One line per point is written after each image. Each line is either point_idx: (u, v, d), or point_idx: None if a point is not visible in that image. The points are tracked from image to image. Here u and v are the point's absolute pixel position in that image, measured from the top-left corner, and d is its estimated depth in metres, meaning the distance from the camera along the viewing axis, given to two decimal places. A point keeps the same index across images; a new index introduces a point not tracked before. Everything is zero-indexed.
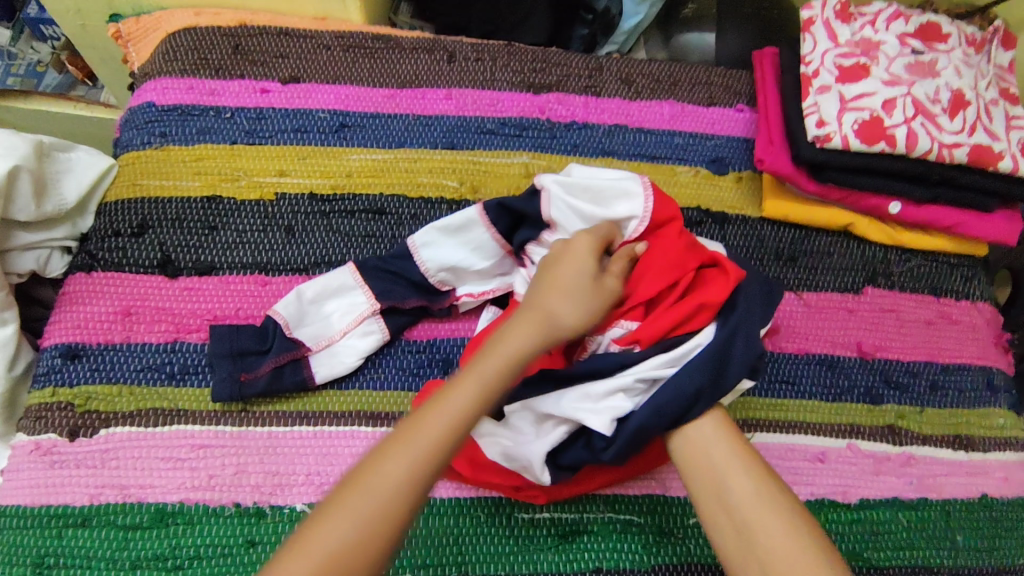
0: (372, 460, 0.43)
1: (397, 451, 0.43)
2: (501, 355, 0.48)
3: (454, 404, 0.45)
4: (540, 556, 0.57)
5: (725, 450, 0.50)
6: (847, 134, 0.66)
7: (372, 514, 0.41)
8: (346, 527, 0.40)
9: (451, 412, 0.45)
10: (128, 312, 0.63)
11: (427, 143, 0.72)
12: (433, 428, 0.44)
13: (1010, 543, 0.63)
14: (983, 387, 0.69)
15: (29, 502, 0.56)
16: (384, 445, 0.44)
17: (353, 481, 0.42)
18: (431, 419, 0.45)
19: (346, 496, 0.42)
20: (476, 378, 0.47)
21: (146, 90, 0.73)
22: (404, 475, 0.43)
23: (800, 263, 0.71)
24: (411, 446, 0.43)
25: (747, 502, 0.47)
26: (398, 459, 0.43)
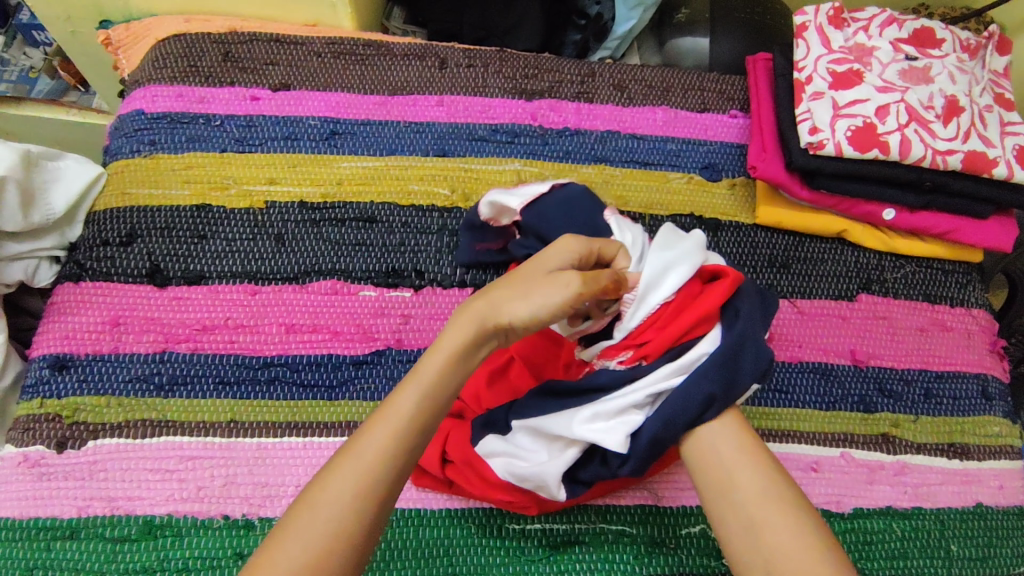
0: (317, 479, 0.43)
1: (343, 464, 0.43)
2: (447, 358, 0.46)
3: (395, 410, 0.45)
4: (531, 566, 0.56)
5: (732, 445, 0.48)
6: (841, 141, 0.66)
7: (320, 528, 0.41)
8: (298, 540, 0.40)
9: (394, 420, 0.44)
10: (116, 322, 0.62)
11: (418, 150, 0.72)
12: (380, 434, 0.44)
13: (1006, 552, 0.62)
14: (978, 394, 0.69)
15: (17, 514, 0.56)
16: (332, 460, 0.44)
17: (305, 497, 0.42)
18: (373, 431, 0.44)
19: (296, 516, 0.42)
20: (418, 382, 0.46)
21: (135, 97, 0.72)
22: (350, 485, 0.42)
23: (794, 270, 0.71)
24: (354, 461, 0.43)
25: (753, 500, 0.46)
26: (345, 470, 0.43)
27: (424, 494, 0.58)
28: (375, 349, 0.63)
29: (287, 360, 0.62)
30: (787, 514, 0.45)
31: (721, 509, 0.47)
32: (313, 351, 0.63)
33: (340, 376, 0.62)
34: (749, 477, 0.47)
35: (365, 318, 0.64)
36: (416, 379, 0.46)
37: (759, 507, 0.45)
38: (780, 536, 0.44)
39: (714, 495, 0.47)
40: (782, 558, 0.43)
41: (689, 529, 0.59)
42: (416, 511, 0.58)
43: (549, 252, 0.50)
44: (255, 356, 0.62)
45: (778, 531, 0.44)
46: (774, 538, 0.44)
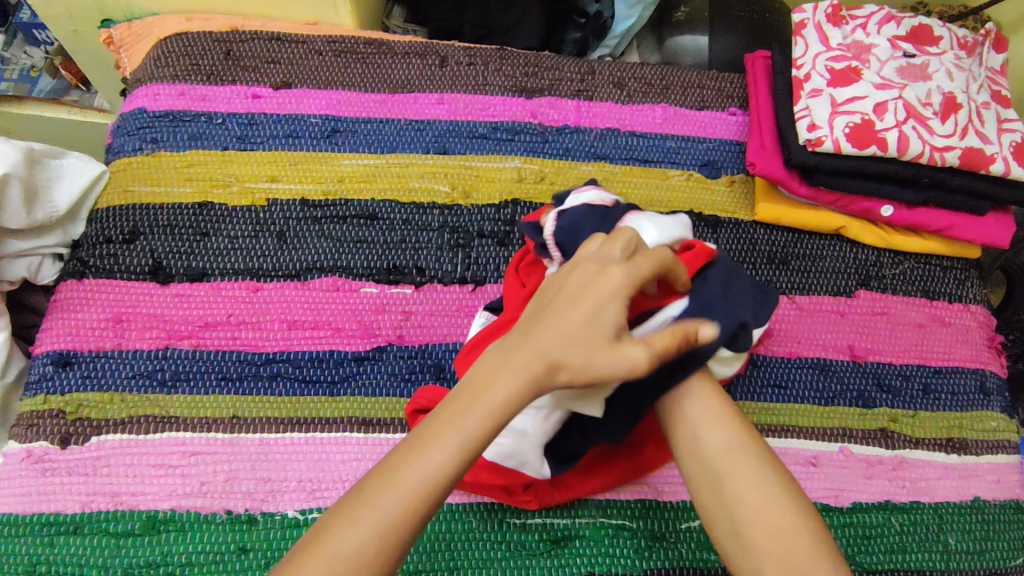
0: (329, 525, 0.38)
1: (361, 519, 0.37)
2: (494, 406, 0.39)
3: (424, 469, 0.38)
4: (532, 561, 0.57)
5: (705, 404, 0.47)
6: (839, 137, 0.66)
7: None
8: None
9: (424, 482, 0.38)
10: (119, 319, 0.63)
11: (418, 147, 0.72)
12: (401, 494, 0.38)
13: (1003, 545, 0.63)
14: (975, 390, 0.69)
15: (21, 510, 0.56)
16: (355, 503, 0.38)
17: (318, 540, 0.38)
18: (401, 485, 0.38)
19: (297, 568, 0.37)
20: (468, 426, 0.39)
21: (138, 95, 0.73)
22: (376, 544, 0.37)
23: (792, 267, 0.71)
24: (373, 516, 0.38)
25: (723, 457, 0.44)
26: (360, 529, 0.37)
27: None
28: (376, 346, 0.64)
29: (289, 357, 0.63)
30: (757, 469, 0.44)
31: (692, 467, 0.46)
32: (316, 347, 0.63)
33: (341, 372, 0.63)
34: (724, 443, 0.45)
35: (366, 315, 0.65)
36: (455, 437, 0.39)
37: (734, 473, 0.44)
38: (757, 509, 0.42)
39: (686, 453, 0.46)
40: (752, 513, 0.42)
41: (689, 524, 0.59)
42: None
43: (599, 279, 0.42)
44: (258, 352, 0.63)
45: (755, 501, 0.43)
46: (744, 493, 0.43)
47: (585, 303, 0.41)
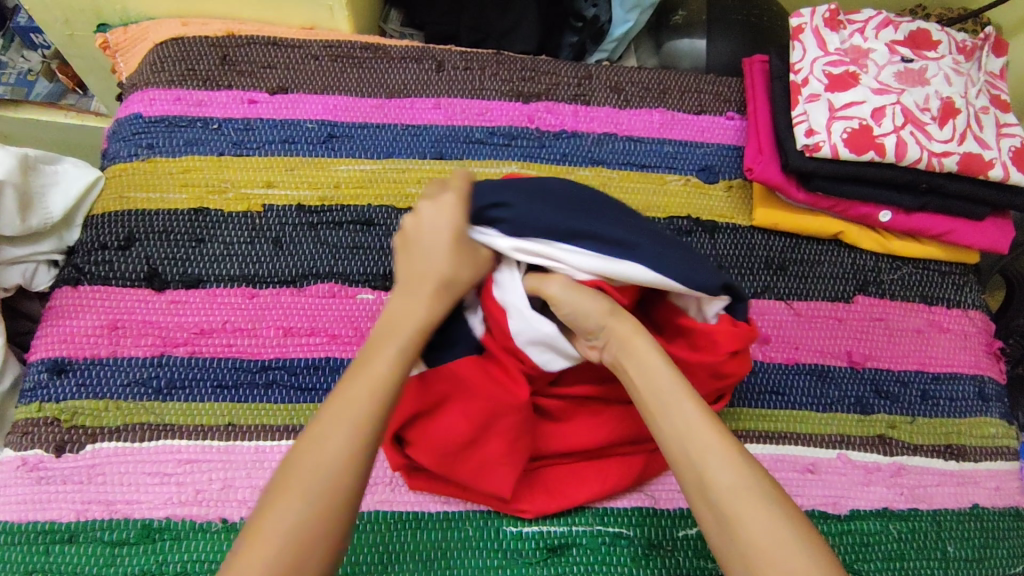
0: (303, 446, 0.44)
1: (328, 432, 0.43)
2: (409, 328, 0.49)
3: (371, 376, 0.46)
4: (528, 569, 0.56)
5: (662, 375, 0.47)
6: (836, 143, 0.66)
7: (309, 519, 0.41)
8: (279, 526, 0.40)
9: (374, 386, 0.45)
10: (115, 326, 0.63)
11: (415, 152, 0.72)
12: (358, 399, 0.45)
13: (1002, 552, 0.62)
14: (974, 396, 0.69)
15: (16, 519, 0.56)
16: (304, 443, 0.44)
17: (281, 489, 0.42)
18: (355, 399, 0.45)
19: (282, 486, 0.42)
20: (386, 349, 0.47)
21: (133, 101, 0.72)
22: (334, 464, 0.42)
23: (790, 272, 0.71)
24: (340, 425, 0.44)
25: (730, 496, 0.42)
26: (329, 437, 0.43)
27: (422, 497, 0.59)
28: None
29: (286, 363, 0.63)
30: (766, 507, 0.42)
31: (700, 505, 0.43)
32: (311, 354, 0.63)
33: (337, 379, 0.62)
34: (684, 418, 0.45)
35: (362, 322, 0.65)
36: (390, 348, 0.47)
37: (697, 444, 0.44)
38: (726, 478, 0.43)
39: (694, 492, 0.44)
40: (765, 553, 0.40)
41: (685, 531, 0.59)
42: (415, 513, 0.58)
43: (442, 219, 0.51)
44: (253, 360, 0.62)
45: (722, 473, 0.43)
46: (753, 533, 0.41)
47: (438, 232, 0.51)
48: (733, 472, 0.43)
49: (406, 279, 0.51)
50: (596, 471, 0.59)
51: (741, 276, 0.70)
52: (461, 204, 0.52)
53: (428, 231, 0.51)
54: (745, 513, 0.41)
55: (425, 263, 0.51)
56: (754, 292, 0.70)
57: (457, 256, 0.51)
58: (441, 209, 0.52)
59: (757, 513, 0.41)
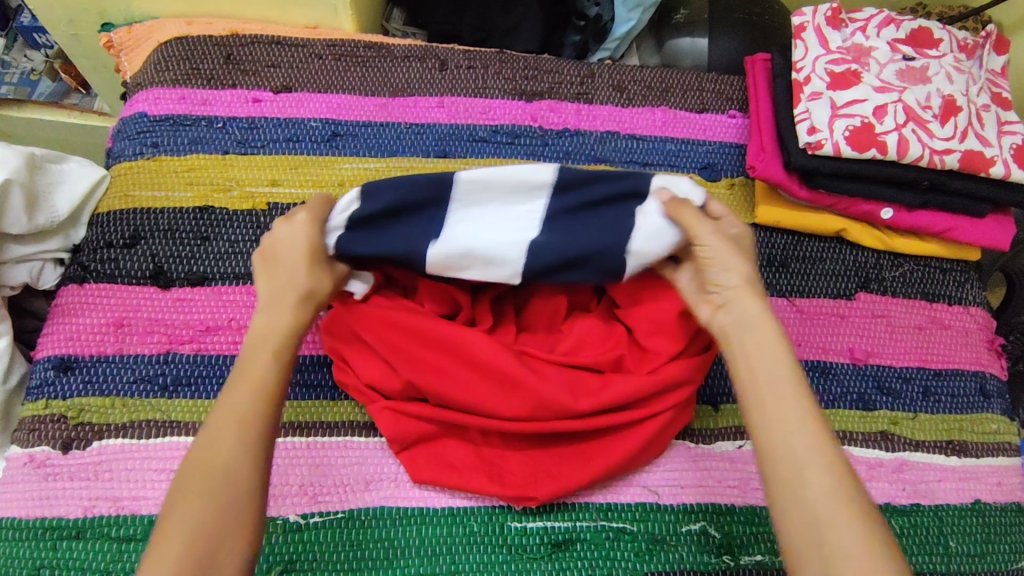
0: (198, 450, 0.44)
1: (225, 429, 0.44)
2: (277, 334, 0.49)
3: (255, 373, 0.47)
4: (533, 564, 0.57)
5: (783, 364, 0.46)
6: (839, 140, 0.66)
7: (207, 524, 0.41)
8: (188, 520, 0.41)
9: (261, 383, 0.47)
10: (120, 324, 0.63)
11: (419, 151, 0.72)
12: (246, 394, 0.46)
13: (1003, 548, 0.63)
14: (976, 392, 0.69)
15: (24, 514, 0.56)
16: (194, 452, 0.44)
17: (184, 490, 0.43)
18: (240, 392, 0.46)
19: (185, 492, 0.43)
20: (261, 358, 0.48)
21: (138, 100, 0.73)
22: (226, 468, 0.43)
23: (792, 269, 0.71)
24: (227, 423, 0.45)
25: (823, 498, 0.41)
26: (228, 432, 0.44)
27: (427, 493, 0.59)
28: None
29: None
30: (858, 520, 0.41)
31: (788, 501, 0.42)
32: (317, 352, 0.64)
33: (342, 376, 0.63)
34: (798, 420, 0.44)
35: None
36: (268, 346, 0.48)
37: (806, 449, 0.43)
38: (823, 491, 0.41)
39: (783, 487, 0.43)
40: (850, 560, 0.39)
41: (688, 527, 0.59)
42: (420, 509, 0.58)
43: (302, 221, 0.52)
44: None
45: (824, 481, 0.42)
46: (842, 537, 0.40)
47: (296, 248, 0.51)
48: (832, 483, 0.42)
49: (268, 293, 0.50)
50: (600, 451, 0.58)
51: None
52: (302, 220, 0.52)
53: (286, 246, 0.51)
54: (839, 526, 0.40)
55: (286, 275, 0.51)
56: None
57: (315, 271, 0.51)
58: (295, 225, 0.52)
59: (854, 535, 0.40)
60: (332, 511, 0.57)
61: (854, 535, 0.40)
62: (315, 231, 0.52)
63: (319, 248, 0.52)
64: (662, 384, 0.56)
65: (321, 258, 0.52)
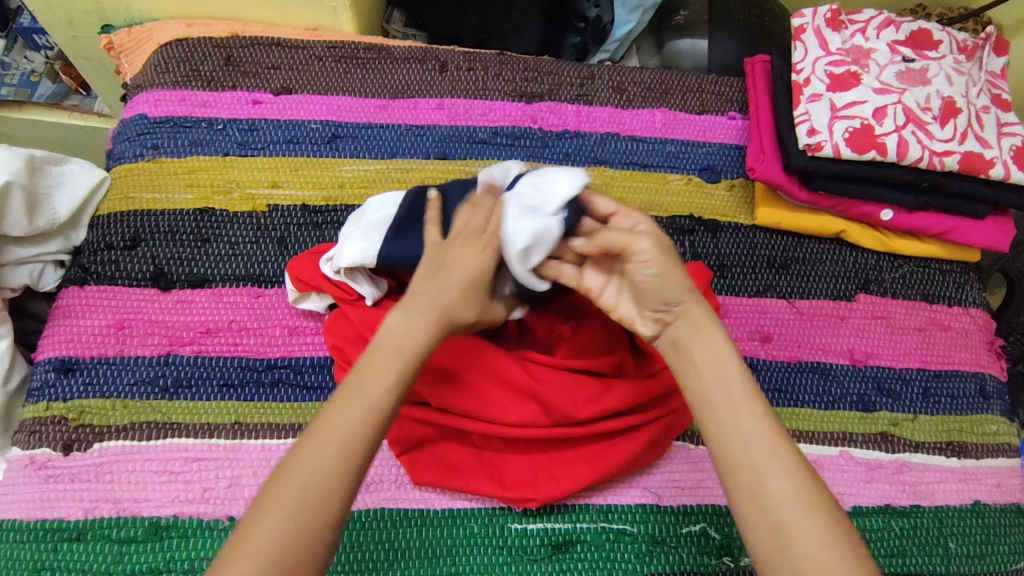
0: (295, 459, 0.42)
1: (327, 446, 0.42)
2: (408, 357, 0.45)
3: (368, 395, 0.44)
4: (533, 566, 0.57)
5: (731, 368, 0.46)
6: (838, 142, 0.66)
7: (291, 545, 0.39)
8: (272, 535, 0.39)
9: (372, 407, 0.43)
10: (121, 326, 0.63)
11: (419, 152, 0.73)
12: (355, 415, 0.43)
13: (1003, 549, 0.63)
14: (975, 393, 0.69)
15: (26, 516, 0.56)
16: (297, 453, 0.42)
17: (272, 500, 0.40)
18: (348, 410, 0.43)
19: (273, 499, 0.40)
20: (390, 369, 0.45)
21: (138, 102, 0.73)
22: (322, 482, 0.41)
23: (792, 271, 0.71)
24: (328, 441, 0.42)
25: (784, 501, 0.41)
26: (329, 451, 0.42)
27: (427, 494, 0.59)
28: None
29: (291, 362, 0.63)
30: (822, 520, 0.40)
31: (750, 508, 0.42)
32: (318, 353, 0.64)
33: None
34: (750, 422, 0.44)
35: None
36: (390, 367, 0.45)
37: (762, 451, 0.43)
38: (784, 493, 0.41)
39: (744, 493, 0.42)
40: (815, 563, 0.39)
41: (688, 528, 0.60)
42: (420, 511, 0.58)
43: (456, 225, 0.50)
44: (260, 359, 0.63)
45: (784, 484, 0.42)
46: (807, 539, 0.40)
47: (466, 264, 0.48)
48: (791, 484, 0.42)
49: (412, 301, 0.47)
50: (601, 453, 0.58)
51: (743, 274, 0.70)
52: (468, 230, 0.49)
53: (459, 262, 0.48)
54: (804, 528, 0.40)
55: (442, 289, 0.47)
56: (755, 291, 0.70)
57: (471, 288, 0.48)
58: (479, 245, 0.49)
59: (818, 534, 0.40)
60: None
61: (818, 534, 0.40)
62: (488, 255, 0.49)
63: (483, 272, 0.48)
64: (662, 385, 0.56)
65: (482, 284, 0.49)
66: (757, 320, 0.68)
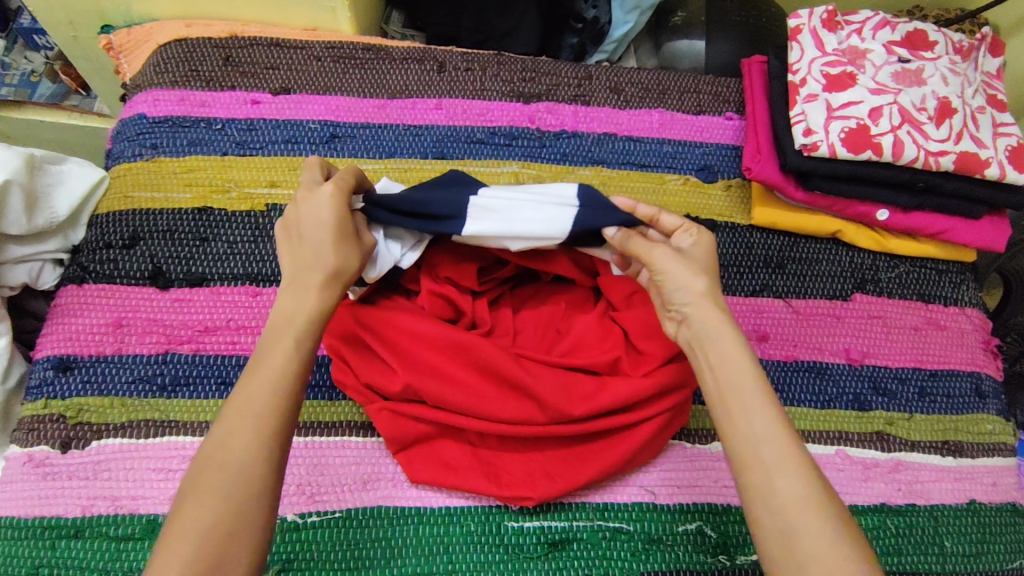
0: (209, 445, 0.42)
1: (239, 423, 0.43)
2: (300, 325, 0.47)
3: (268, 366, 0.45)
4: (529, 564, 0.57)
5: (745, 369, 0.46)
6: (834, 142, 0.67)
7: (218, 524, 0.39)
8: (200, 520, 0.39)
9: (275, 378, 0.45)
10: (119, 324, 0.63)
11: (417, 152, 0.73)
12: (261, 389, 0.44)
13: (999, 548, 0.63)
14: (971, 392, 0.70)
15: (23, 514, 0.56)
16: (208, 444, 0.42)
17: (192, 488, 0.41)
18: (251, 385, 0.44)
19: (195, 487, 0.41)
20: (285, 342, 0.46)
21: (137, 102, 0.73)
22: (240, 456, 0.41)
23: (788, 270, 0.72)
24: (242, 418, 0.43)
25: (793, 503, 0.41)
26: (239, 427, 0.42)
27: (424, 493, 0.59)
28: None
29: None
30: (830, 525, 0.40)
31: (759, 508, 0.42)
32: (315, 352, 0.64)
33: None
34: (762, 423, 0.44)
35: None
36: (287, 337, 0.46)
37: (773, 451, 0.43)
38: (794, 496, 0.41)
39: (754, 493, 0.43)
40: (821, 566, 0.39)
41: (684, 527, 0.60)
42: (417, 509, 0.59)
43: (319, 196, 0.51)
44: None
45: (793, 487, 0.42)
46: (813, 544, 0.40)
47: (320, 223, 0.50)
48: (800, 484, 0.42)
49: (293, 271, 0.49)
50: (596, 452, 0.58)
51: (740, 274, 0.71)
52: (305, 195, 0.52)
53: (311, 223, 0.50)
54: (812, 532, 0.40)
55: (312, 255, 0.49)
56: (752, 291, 0.70)
57: (341, 247, 0.50)
58: (320, 199, 0.51)
59: (825, 539, 0.40)
60: (329, 511, 0.57)
61: (826, 538, 0.40)
62: (337, 207, 0.50)
63: (337, 222, 0.50)
64: (658, 385, 0.56)
65: (347, 232, 0.51)
66: (753, 319, 0.69)
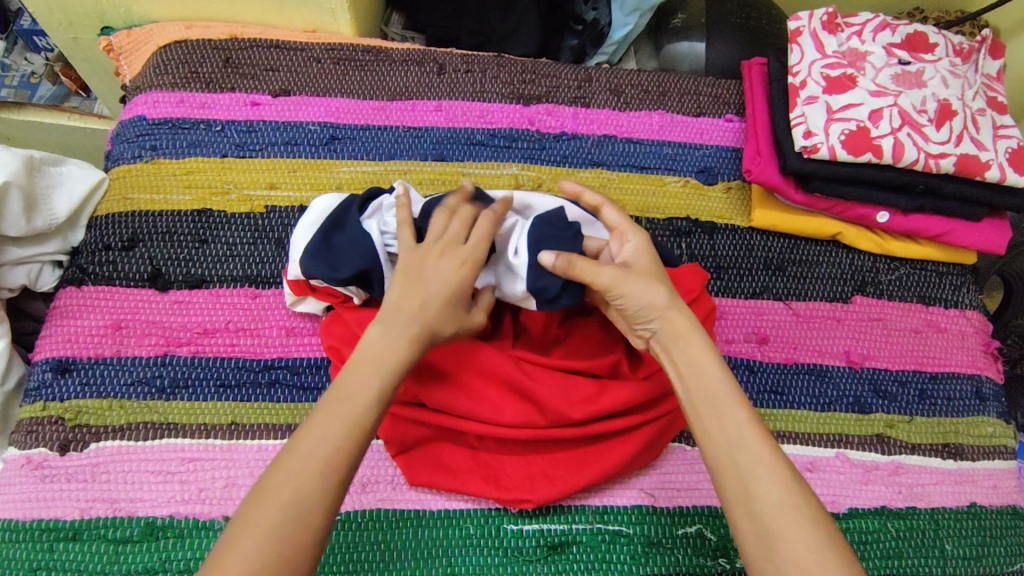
0: (278, 475, 0.41)
1: (312, 463, 0.42)
2: (389, 370, 0.45)
3: (349, 409, 0.44)
4: (529, 567, 0.57)
5: (716, 377, 0.46)
6: (834, 144, 0.66)
7: (271, 564, 0.39)
8: (251, 554, 0.39)
9: (356, 422, 0.43)
10: (118, 326, 0.63)
11: (417, 154, 0.73)
12: (339, 431, 0.43)
13: (1000, 551, 0.63)
14: (972, 395, 0.69)
15: (21, 516, 0.56)
16: (279, 469, 0.42)
17: (252, 512, 0.40)
18: (329, 422, 0.43)
19: (254, 516, 0.40)
20: (370, 381, 0.45)
21: (137, 103, 0.73)
22: (307, 501, 0.41)
23: (788, 273, 0.71)
24: (314, 457, 0.42)
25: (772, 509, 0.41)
26: (314, 471, 0.42)
27: (423, 495, 0.59)
28: None
29: (288, 363, 0.63)
30: (809, 529, 0.40)
31: (740, 516, 0.42)
32: (314, 354, 0.64)
33: None
34: (737, 430, 0.44)
35: None
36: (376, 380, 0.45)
37: (749, 457, 0.43)
38: (773, 502, 0.41)
39: (734, 502, 0.43)
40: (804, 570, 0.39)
41: (684, 530, 0.60)
42: (416, 512, 0.58)
43: (455, 256, 0.48)
44: (256, 360, 0.63)
45: (771, 492, 0.42)
46: (795, 549, 0.40)
47: (445, 285, 0.48)
48: (779, 487, 0.42)
49: (393, 316, 0.47)
50: (595, 454, 0.58)
51: (739, 276, 0.71)
52: (447, 246, 0.49)
53: (434, 278, 0.48)
54: (793, 536, 0.40)
55: (421, 309, 0.47)
56: (752, 293, 0.70)
57: (450, 302, 0.48)
58: (457, 260, 0.49)
59: (807, 543, 0.40)
60: None
61: (808, 543, 0.40)
62: (470, 278, 0.49)
63: (464, 293, 0.48)
64: (656, 389, 0.57)
65: (462, 301, 0.49)
66: (752, 321, 0.69)
